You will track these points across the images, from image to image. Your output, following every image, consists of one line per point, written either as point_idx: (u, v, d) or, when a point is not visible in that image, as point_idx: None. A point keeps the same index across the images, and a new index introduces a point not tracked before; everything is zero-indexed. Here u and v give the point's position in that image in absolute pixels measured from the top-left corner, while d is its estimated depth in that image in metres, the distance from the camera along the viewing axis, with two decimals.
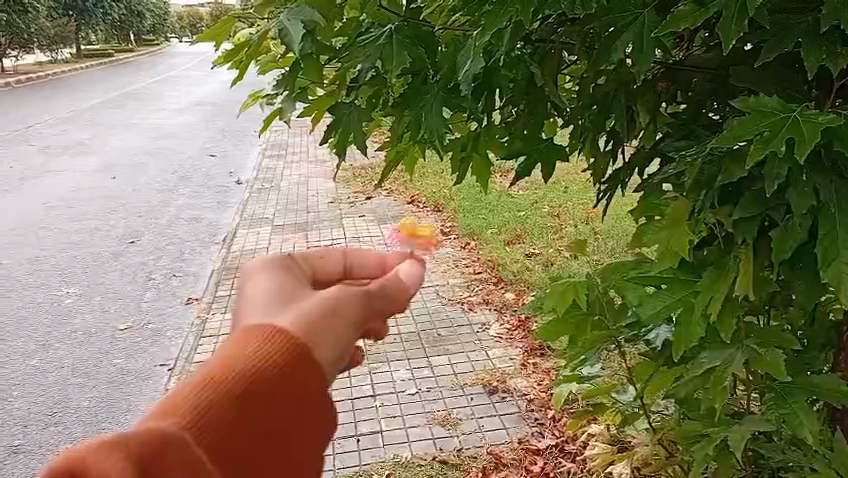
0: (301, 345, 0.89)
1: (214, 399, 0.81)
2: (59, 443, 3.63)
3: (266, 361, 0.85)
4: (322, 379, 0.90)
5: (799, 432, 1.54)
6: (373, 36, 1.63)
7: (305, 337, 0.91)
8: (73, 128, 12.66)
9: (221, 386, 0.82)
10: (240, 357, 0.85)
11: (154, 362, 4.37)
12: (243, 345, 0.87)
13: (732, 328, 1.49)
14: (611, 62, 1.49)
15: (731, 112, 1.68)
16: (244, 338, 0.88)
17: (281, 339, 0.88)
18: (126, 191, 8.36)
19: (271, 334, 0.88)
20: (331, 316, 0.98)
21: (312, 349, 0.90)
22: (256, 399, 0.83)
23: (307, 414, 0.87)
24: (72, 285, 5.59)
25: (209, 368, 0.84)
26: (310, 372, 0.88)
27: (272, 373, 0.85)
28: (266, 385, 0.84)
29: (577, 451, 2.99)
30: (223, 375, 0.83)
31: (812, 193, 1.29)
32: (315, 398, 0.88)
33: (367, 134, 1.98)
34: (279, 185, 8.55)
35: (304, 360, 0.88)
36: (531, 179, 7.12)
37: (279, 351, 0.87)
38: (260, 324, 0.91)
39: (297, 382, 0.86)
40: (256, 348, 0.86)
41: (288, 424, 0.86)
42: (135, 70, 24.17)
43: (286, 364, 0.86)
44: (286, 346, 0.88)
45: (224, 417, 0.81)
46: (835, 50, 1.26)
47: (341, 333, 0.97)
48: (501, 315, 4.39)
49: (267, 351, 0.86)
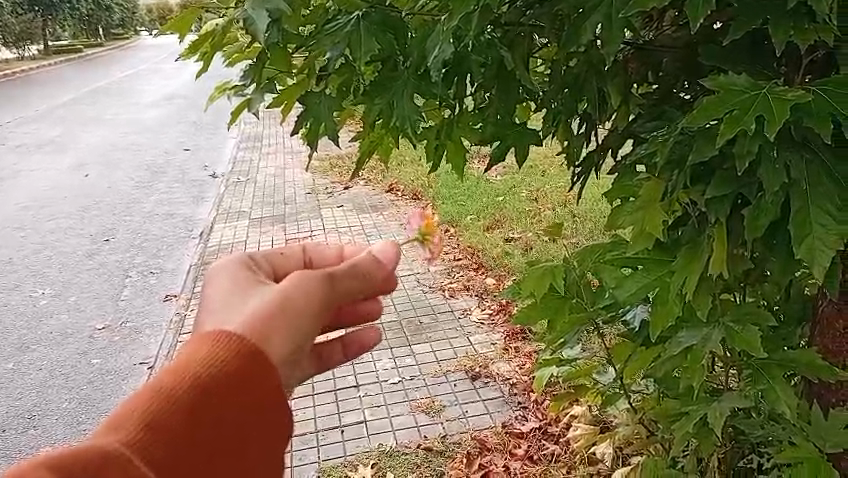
0: (254, 346, 0.94)
1: (167, 406, 0.86)
2: (38, 447, 3.58)
3: (219, 364, 0.90)
4: (272, 382, 0.94)
5: (778, 407, 1.56)
6: (340, 23, 1.60)
7: (258, 337, 0.96)
8: (42, 126, 12.39)
9: (174, 394, 0.86)
10: (190, 365, 0.89)
11: (133, 361, 4.32)
12: (194, 354, 0.91)
13: (707, 306, 1.52)
14: (580, 45, 1.48)
15: (702, 92, 1.68)
16: (197, 343, 0.93)
17: (233, 341, 0.93)
18: (99, 188, 8.22)
19: (223, 337, 0.93)
20: (286, 311, 1.03)
21: (264, 349, 0.95)
22: (209, 402, 0.88)
23: (263, 415, 0.93)
24: (47, 286, 5.49)
25: (162, 374, 0.89)
26: (264, 372, 0.93)
27: (225, 375, 0.90)
28: (219, 387, 0.89)
29: (560, 433, 3.03)
30: (173, 383, 0.88)
31: (783, 170, 1.29)
32: (267, 400, 0.93)
33: (338, 124, 1.95)
34: (255, 177, 8.47)
35: (253, 363, 0.93)
36: (507, 164, 7.12)
37: (228, 357, 0.91)
38: (214, 329, 0.95)
39: (251, 383, 0.91)
40: (206, 356, 0.91)
41: (239, 428, 0.90)
42: (105, 65, 23.75)
43: (237, 366, 0.91)
44: (237, 347, 0.93)
45: (177, 423, 0.85)
46: (803, 26, 1.25)
47: (293, 332, 1.02)
48: (481, 301, 4.40)
49: (219, 354, 0.91)
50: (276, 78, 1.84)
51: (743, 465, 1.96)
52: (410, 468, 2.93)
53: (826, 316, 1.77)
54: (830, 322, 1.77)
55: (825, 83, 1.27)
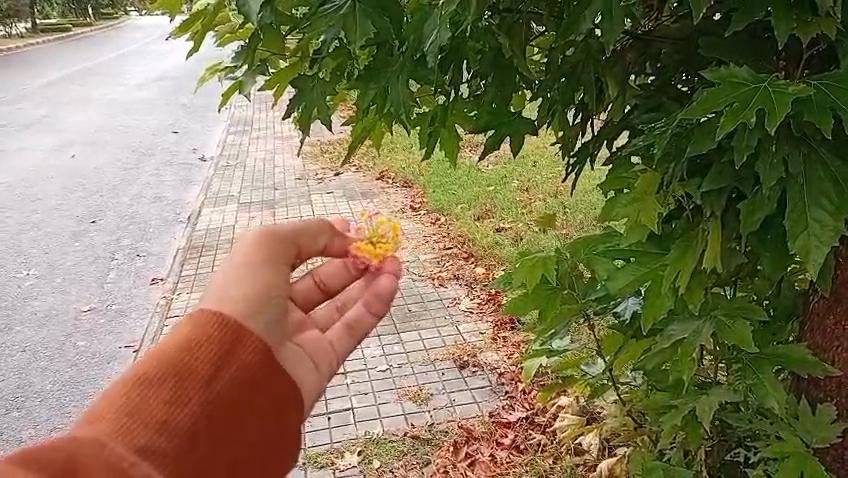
0: (228, 323, 1.09)
1: (149, 391, 0.97)
2: (20, 428, 3.54)
3: (196, 346, 1.04)
4: (243, 358, 1.08)
5: (767, 402, 1.57)
6: (336, 5, 1.55)
7: (230, 314, 1.12)
8: (27, 105, 12.19)
9: (152, 380, 0.98)
10: (162, 355, 1.01)
11: (118, 345, 4.28)
12: (164, 348, 1.03)
13: (699, 300, 1.51)
14: (580, 33, 1.45)
15: (700, 84, 1.65)
16: (166, 338, 1.05)
17: (209, 322, 1.08)
18: (86, 169, 8.12)
19: (195, 327, 1.07)
20: (245, 289, 1.20)
21: (233, 329, 1.09)
22: (192, 379, 1.01)
23: (246, 389, 1.06)
24: (31, 267, 5.42)
25: (141, 363, 1.00)
26: (240, 347, 1.08)
27: (200, 359, 1.03)
28: (199, 367, 1.02)
29: (547, 423, 3.04)
30: (149, 373, 0.98)
31: (781, 164, 1.28)
32: (241, 375, 1.06)
33: (331, 108, 1.93)
34: (244, 161, 8.40)
35: (222, 345, 1.06)
36: (499, 153, 7.10)
37: (198, 344, 1.04)
38: (188, 316, 1.10)
39: (229, 358, 1.06)
40: (177, 346, 1.03)
41: (222, 404, 1.02)
42: (94, 44, 23.46)
43: (208, 347, 1.05)
44: (213, 326, 1.08)
45: (163, 403, 0.97)
46: (806, 19, 1.23)
47: (251, 306, 1.18)
48: (471, 290, 4.39)
49: (195, 336, 1.05)
50: (269, 60, 1.83)
51: (729, 458, 1.97)
52: (396, 456, 2.92)
53: (817, 312, 1.79)
54: (819, 316, 1.78)
55: (826, 78, 1.26)
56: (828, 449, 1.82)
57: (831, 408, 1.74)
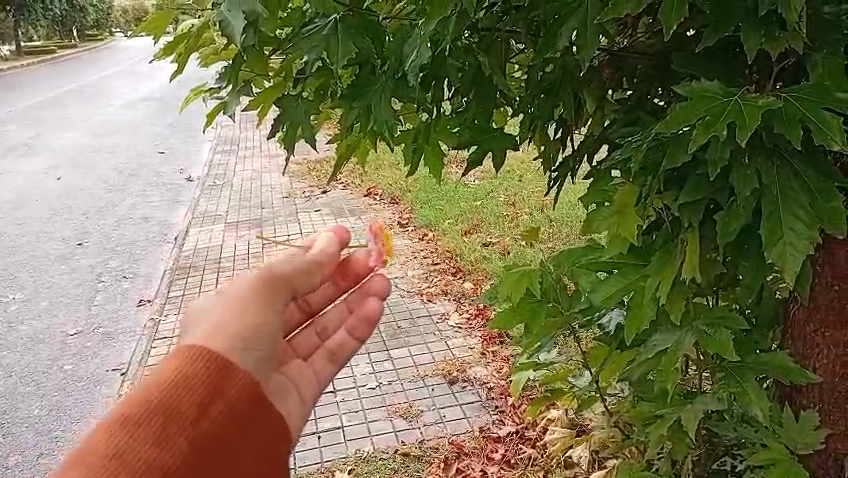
0: (217, 358, 1.07)
1: (134, 432, 0.96)
2: (6, 454, 3.50)
3: (184, 384, 1.03)
4: (235, 393, 1.06)
5: (751, 410, 1.58)
6: (317, 27, 1.58)
7: (222, 348, 1.09)
8: (13, 128, 12.16)
9: (137, 419, 0.97)
10: (148, 394, 1.00)
11: (106, 367, 4.25)
12: (152, 384, 1.02)
13: (681, 310, 1.53)
14: (557, 49, 1.48)
15: (675, 98, 1.68)
16: (153, 372, 1.04)
17: (195, 359, 1.06)
18: (71, 192, 8.09)
19: (183, 363, 1.05)
20: (239, 318, 1.17)
21: (225, 364, 1.07)
22: (178, 418, 1.00)
23: (235, 424, 1.05)
24: (17, 290, 5.39)
25: (127, 401, 1.00)
26: (230, 383, 1.06)
27: (188, 397, 1.02)
28: (187, 405, 1.01)
29: (537, 437, 3.04)
30: (134, 413, 0.98)
31: (754, 176, 1.31)
32: (232, 411, 1.05)
33: (316, 127, 1.94)
34: (231, 181, 8.40)
35: (212, 379, 1.05)
36: (485, 169, 7.15)
37: (187, 381, 1.03)
38: (178, 350, 1.08)
39: (218, 395, 1.04)
40: (164, 383, 1.02)
41: (210, 441, 1.01)
42: (79, 65, 23.49)
43: (197, 385, 1.03)
44: (202, 363, 1.06)
45: (148, 443, 0.96)
46: (774, 34, 1.26)
47: (246, 337, 1.15)
48: (459, 305, 4.41)
49: (185, 373, 1.04)
50: (252, 80, 1.82)
51: (717, 467, 1.97)
52: (387, 473, 2.91)
53: (798, 321, 1.82)
54: (800, 325, 1.81)
55: (797, 91, 1.29)
56: (813, 455, 1.84)
57: (815, 415, 1.76)
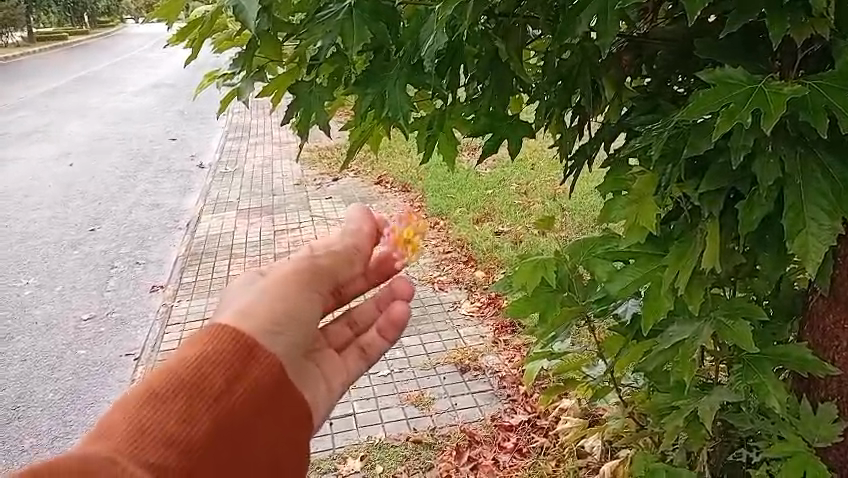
0: (246, 339, 1.06)
1: (160, 407, 0.94)
2: (22, 438, 3.54)
3: (213, 360, 1.01)
4: (259, 375, 1.04)
5: (768, 401, 1.56)
6: (332, 12, 1.55)
7: (251, 329, 1.08)
8: (26, 114, 12.22)
9: (163, 393, 0.95)
10: (174, 369, 0.98)
11: (119, 353, 4.27)
12: (179, 359, 1.00)
13: (699, 301, 1.51)
14: (576, 36, 1.46)
15: (695, 85, 1.66)
16: (181, 348, 1.03)
17: (224, 337, 1.05)
18: (83, 178, 8.11)
19: (212, 341, 1.03)
20: (271, 303, 1.15)
21: (254, 346, 1.06)
22: (205, 395, 0.98)
23: (258, 405, 1.03)
24: (31, 276, 5.42)
25: (153, 375, 0.98)
26: (255, 364, 1.05)
27: (215, 374, 1.00)
28: (212, 381, 0.99)
29: (549, 426, 3.04)
30: (159, 386, 0.96)
31: (778, 164, 1.29)
32: (257, 392, 1.03)
33: (329, 114, 1.94)
34: (242, 168, 8.40)
35: (239, 359, 1.03)
36: (498, 157, 7.10)
37: (214, 358, 1.01)
38: (208, 328, 1.07)
39: (244, 374, 1.03)
40: (190, 358, 1.00)
41: (234, 420, 1.00)
42: (92, 51, 23.59)
43: (225, 363, 1.02)
44: (230, 341, 1.04)
45: (172, 417, 0.94)
46: (801, 20, 1.23)
47: (279, 323, 1.13)
48: (471, 293, 4.40)
49: (213, 350, 1.02)
50: (266, 66, 1.82)
51: (732, 459, 1.96)
52: (399, 461, 2.92)
53: (816, 312, 1.79)
54: (819, 316, 1.79)
55: (821, 78, 1.26)
56: (830, 447, 1.82)
57: (833, 407, 1.75)
